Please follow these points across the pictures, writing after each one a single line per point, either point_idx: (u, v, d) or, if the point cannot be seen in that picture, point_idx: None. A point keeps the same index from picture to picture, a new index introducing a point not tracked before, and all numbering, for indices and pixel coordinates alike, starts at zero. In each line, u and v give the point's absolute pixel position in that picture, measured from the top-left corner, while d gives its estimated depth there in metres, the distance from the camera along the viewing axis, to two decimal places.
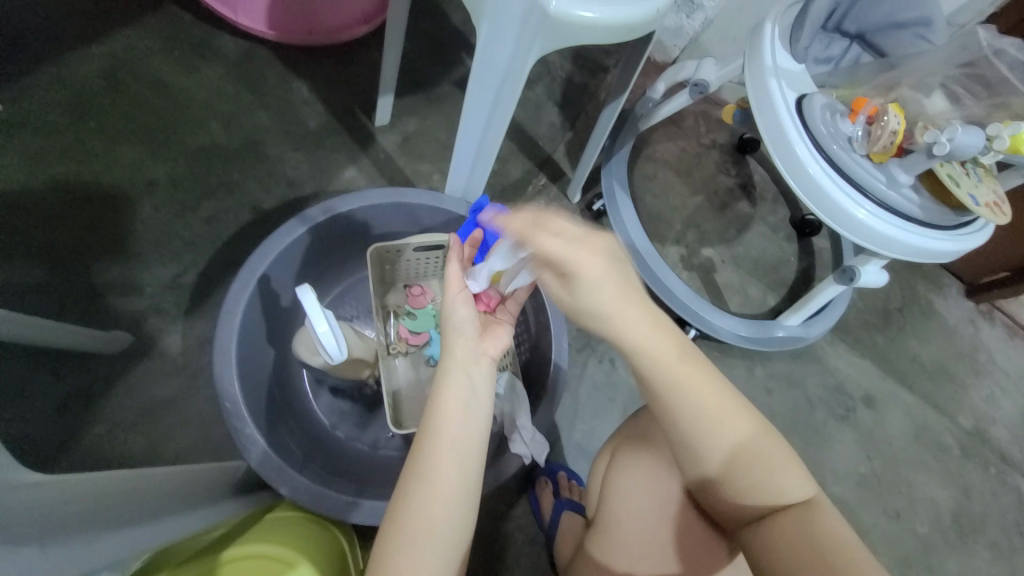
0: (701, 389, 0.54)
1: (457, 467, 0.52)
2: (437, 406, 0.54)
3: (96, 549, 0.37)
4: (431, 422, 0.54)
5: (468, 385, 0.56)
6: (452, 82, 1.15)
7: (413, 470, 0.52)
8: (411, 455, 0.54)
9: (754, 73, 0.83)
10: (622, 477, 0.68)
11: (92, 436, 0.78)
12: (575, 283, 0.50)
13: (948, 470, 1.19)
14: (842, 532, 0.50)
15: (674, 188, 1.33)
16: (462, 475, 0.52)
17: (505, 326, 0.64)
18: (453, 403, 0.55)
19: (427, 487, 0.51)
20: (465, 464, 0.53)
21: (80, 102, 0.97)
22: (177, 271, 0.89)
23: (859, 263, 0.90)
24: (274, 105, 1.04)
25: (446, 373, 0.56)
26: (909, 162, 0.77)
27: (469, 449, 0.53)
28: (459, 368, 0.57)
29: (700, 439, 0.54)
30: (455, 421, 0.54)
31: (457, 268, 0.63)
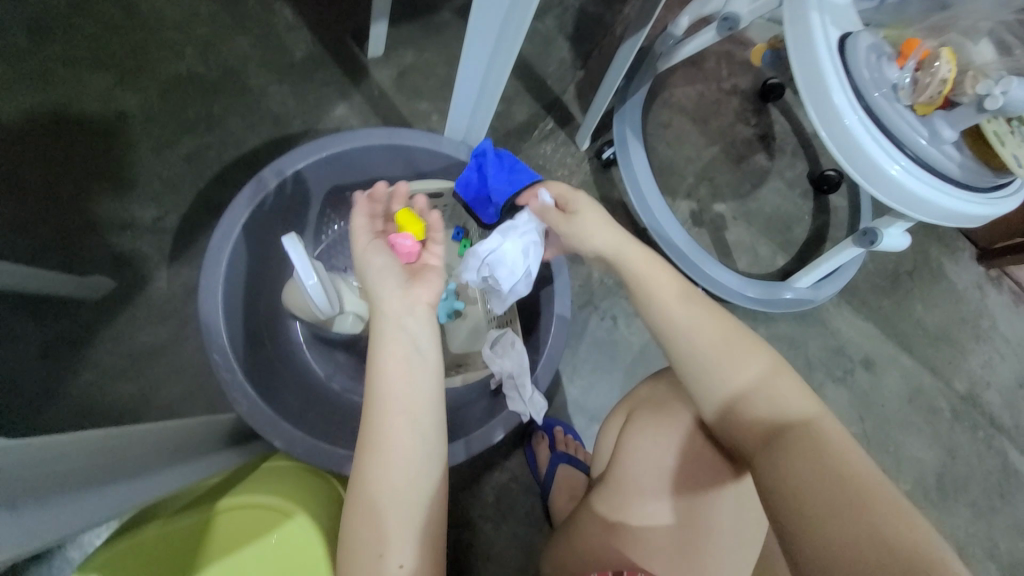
0: (712, 328, 0.58)
1: (406, 423, 0.50)
2: (376, 367, 0.52)
3: (57, 520, 0.35)
4: (375, 381, 0.51)
5: (408, 339, 0.53)
6: (453, 8, 1.03)
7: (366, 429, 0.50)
8: (365, 418, 0.51)
9: (795, 5, 0.73)
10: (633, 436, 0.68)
11: (82, 382, 0.77)
12: (575, 210, 0.68)
13: (937, 432, 1.21)
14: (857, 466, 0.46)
15: (689, 138, 1.24)
16: (414, 431, 0.50)
17: (436, 270, 0.62)
18: (396, 362, 0.52)
19: (379, 446, 0.49)
20: (407, 423, 0.50)
21: (39, 20, 0.87)
22: (158, 214, 0.84)
23: (882, 225, 0.85)
24: (256, 30, 0.94)
25: (382, 332, 0.54)
26: (956, 115, 0.70)
27: (420, 405, 0.51)
28: (399, 324, 0.54)
29: (715, 374, 0.56)
30: (399, 381, 0.51)
31: (362, 220, 0.64)
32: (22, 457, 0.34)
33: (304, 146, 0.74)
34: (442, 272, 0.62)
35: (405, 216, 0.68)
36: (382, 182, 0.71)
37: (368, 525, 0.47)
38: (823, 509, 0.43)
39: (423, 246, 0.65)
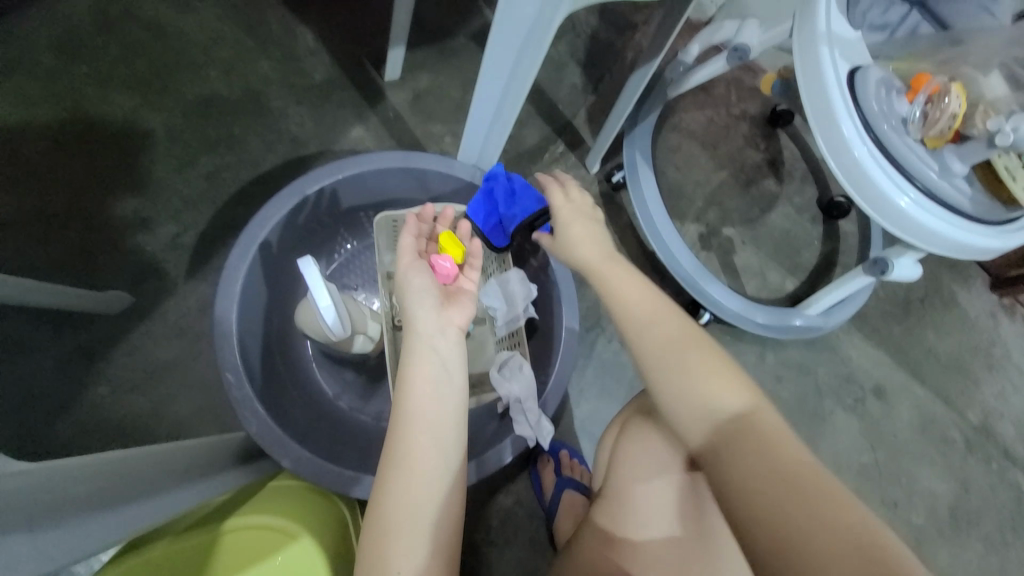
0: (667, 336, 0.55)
1: (432, 443, 0.50)
2: (406, 384, 0.53)
3: (69, 544, 0.35)
4: (404, 397, 0.53)
5: (437, 360, 0.55)
6: (468, 35, 1.06)
7: (391, 444, 0.51)
8: (389, 437, 0.51)
9: (804, 39, 0.74)
10: (626, 445, 0.68)
11: (95, 396, 0.78)
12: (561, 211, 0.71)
13: (951, 463, 1.19)
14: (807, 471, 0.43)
15: (698, 162, 1.25)
16: (439, 452, 0.50)
17: (470, 295, 0.63)
18: (424, 382, 0.53)
19: (404, 462, 0.49)
20: (433, 443, 0.50)
21: (71, 43, 0.90)
22: (177, 231, 0.86)
23: (893, 254, 0.85)
24: (277, 54, 0.97)
25: (413, 349, 0.55)
26: (965, 149, 0.71)
27: (446, 427, 0.51)
28: (430, 342, 0.56)
29: (676, 389, 0.52)
30: (426, 401, 0.52)
31: (411, 239, 0.66)
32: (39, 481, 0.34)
33: (321, 168, 0.76)
34: (474, 298, 0.64)
35: (447, 239, 0.72)
36: (430, 205, 0.75)
37: (382, 546, 0.46)
38: (779, 518, 0.41)
39: (460, 270, 0.68)
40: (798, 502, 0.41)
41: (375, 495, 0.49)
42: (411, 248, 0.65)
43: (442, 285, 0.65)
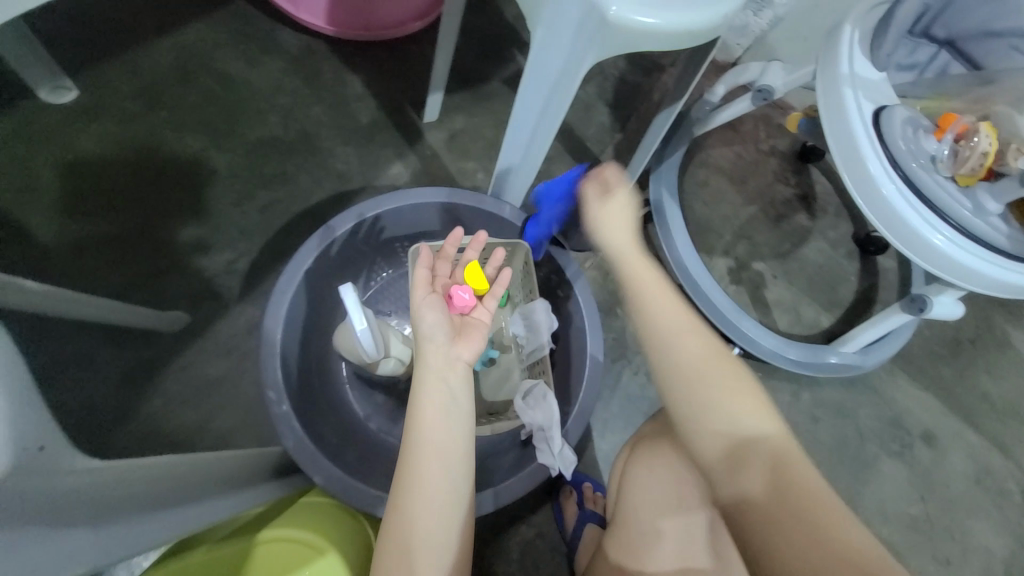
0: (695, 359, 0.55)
1: (441, 472, 0.52)
2: (416, 414, 0.54)
3: (128, 540, 0.38)
4: (413, 427, 0.54)
5: (446, 391, 0.56)
6: (502, 80, 1.14)
7: (403, 471, 0.52)
8: (401, 460, 0.54)
9: (827, 80, 0.76)
10: (636, 468, 0.68)
11: (150, 409, 0.84)
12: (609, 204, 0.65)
13: (1010, 518, 1.10)
14: (832, 507, 0.46)
15: (726, 196, 1.26)
16: (447, 481, 0.52)
17: (481, 329, 0.64)
18: (433, 411, 0.54)
19: (415, 490, 0.51)
20: (441, 472, 0.52)
21: (152, 91, 1.02)
22: (232, 258, 0.94)
23: (932, 292, 0.82)
24: (329, 100, 1.07)
25: (424, 379, 0.57)
26: (999, 188, 0.70)
27: (455, 456, 0.53)
28: (439, 373, 0.57)
29: (707, 422, 0.53)
30: (435, 432, 0.54)
31: (424, 272, 0.66)
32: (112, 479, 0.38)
33: (363, 203, 0.82)
34: (486, 332, 0.65)
35: (472, 271, 0.74)
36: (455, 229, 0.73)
37: (395, 565, 0.48)
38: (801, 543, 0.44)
39: (478, 302, 0.68)
40: (832, 549, 0.43)
41: (389, 513, 0.52)
42: (426, 282, 0.65)
43: (456, 317, 0.66)
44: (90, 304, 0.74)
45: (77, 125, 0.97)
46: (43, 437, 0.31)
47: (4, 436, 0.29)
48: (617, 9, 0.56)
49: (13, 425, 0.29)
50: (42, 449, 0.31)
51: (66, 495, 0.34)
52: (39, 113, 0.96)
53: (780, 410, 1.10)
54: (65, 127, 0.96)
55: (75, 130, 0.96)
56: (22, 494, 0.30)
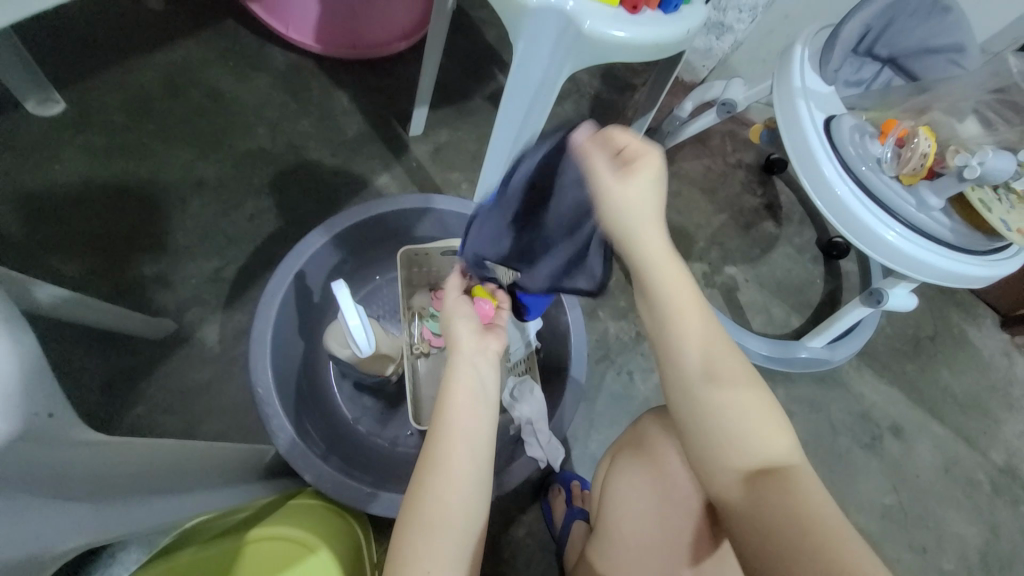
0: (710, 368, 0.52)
1: (468, 452, 0.54)
2: (445, 400, 0.57)
3: (127, 518, 0.39)
4: (442, 412, 0.56)
5: (476, 374, 0.59)
6: (485, 96, 1.20)
7: (427, 454, 0.54)
8: (425, 445, 0.55)
9: (783, 94, 0.84)
10: (619, 482, 0.70)
11: (133, 416, 0.83)
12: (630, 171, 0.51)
13: (977, 506, 1.16)
14: (838, 521, 0.44)
15: (698, 205, 1.33)
16: (471, 461, 0.53)
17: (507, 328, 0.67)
18: (462, 393, 0.57)
19: (438, 471, 0.52)
20: (465, 450, 0.54)
21: (141, 104, 1.03)
22: (219, 265, 0.95)
23: (887, 285, 0.88)
24: (317, 114, 1.10)
25: (456, 367, 0.60)
26: (940, 184, 0.77)
27: (479, 439, 0.55)
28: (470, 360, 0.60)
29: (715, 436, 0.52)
30: (465, 415, 0.56)
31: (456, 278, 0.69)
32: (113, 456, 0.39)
33: (353, 208, 0.85)
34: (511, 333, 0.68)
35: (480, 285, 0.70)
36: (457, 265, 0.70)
37: (415, 548, 0.49)
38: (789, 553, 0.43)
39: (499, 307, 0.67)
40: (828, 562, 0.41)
41: (408, 503, 0.52)
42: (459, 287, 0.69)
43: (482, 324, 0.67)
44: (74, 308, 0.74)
45: (64, 137, 0.97)
46: (52, 405, 0.33)
47: (15, 403, 0.31)
48: (591, 23, 0.62)
49: (24, 391, 0.31)
50: (52, 416, 0.33)
51: (70, 466, 0.35)
52: (24, 125, 0.97)
53: None
54: (50, 140, 0.97)
55: (61, 142, 0.97)
56: (34, 456, 0.32)
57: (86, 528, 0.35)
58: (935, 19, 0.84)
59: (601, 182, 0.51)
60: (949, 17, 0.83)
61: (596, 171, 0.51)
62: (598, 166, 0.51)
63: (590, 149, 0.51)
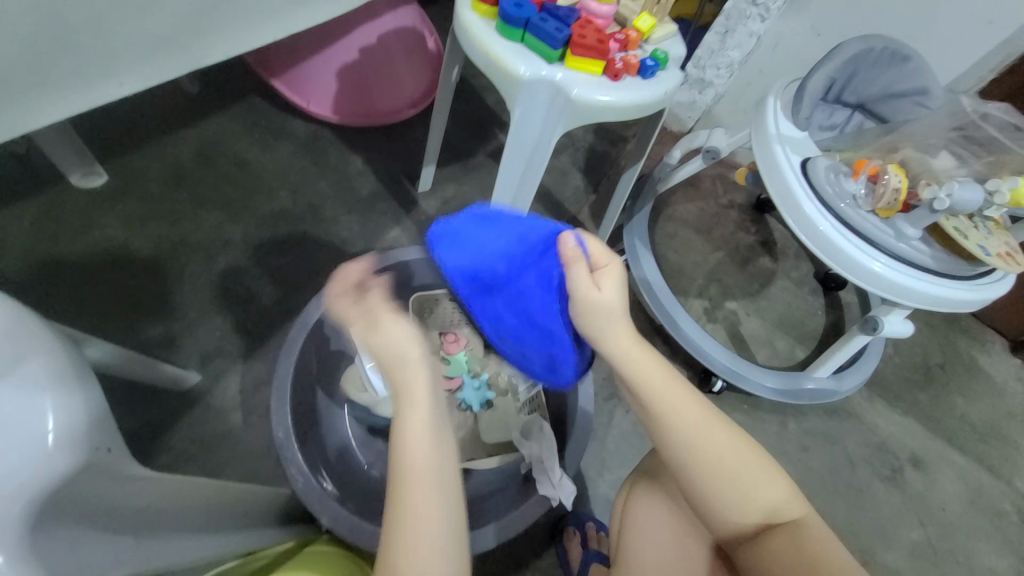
0: (708, 444, 0.53)
1: (439, 498, 0.45)
2: (399, 438, 0.48)
3: (165, 553, 0.41)
4: (399, 455, 0.47)
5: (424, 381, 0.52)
6: (487, 153, 1.30)
7: (392, 502, 0.45)
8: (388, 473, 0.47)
9: (760, 140, 0.91)
10: (638, 510, 0.68)
11: (156, 466, 0.86)
12: (602, 278, 0.59)
13: (1010, 539, 1.11)
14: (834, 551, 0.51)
15: (695, 245, 1.39)
16: (446, 510, 0.45)
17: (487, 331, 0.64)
18: (418, 401, 0.50)
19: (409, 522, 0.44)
20: (432, 491, 0.45)
21: (176, 174, 1.14)
22: (241, 318, 1.00)
23: (881, 313, 0.91)
24: (333, 176, 1.20)
25: (406, 407, 0.50)
26: (915, 216, 0.82)
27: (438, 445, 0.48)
28: (417, 391, 0.51)
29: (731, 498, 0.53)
30: (425, 458, 0.47)
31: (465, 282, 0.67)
32: (151, 494, 0.42)
33: (364, 260, 0.90)
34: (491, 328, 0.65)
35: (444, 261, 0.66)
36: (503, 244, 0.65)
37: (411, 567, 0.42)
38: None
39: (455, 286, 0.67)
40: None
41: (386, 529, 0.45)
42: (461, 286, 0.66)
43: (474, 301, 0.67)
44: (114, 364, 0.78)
45: (106, 206, 1.07)
46: (109, 441, 0.38)
47: (78, 439, 0.35)
48: (578, 90, 0.70)
49: (92, 427, 0.36)
50: (110, 450, 0.38)
51: (121, 498, 0.38)
52: (68, 196, 1.06)
53: (770, 441, 1.14)
54: (93, 209, 1.06)
55: (103, 210, 1.06)
56: (94, 487, 0.36)
57: (130, 561, 0.37)
58: (896, 68, 0.92)
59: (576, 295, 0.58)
60: (908, 65, 0.91)
61: (575, 281, 0.58)
62: (581, 276, 0.58)
63: (572, 258, 0.59)
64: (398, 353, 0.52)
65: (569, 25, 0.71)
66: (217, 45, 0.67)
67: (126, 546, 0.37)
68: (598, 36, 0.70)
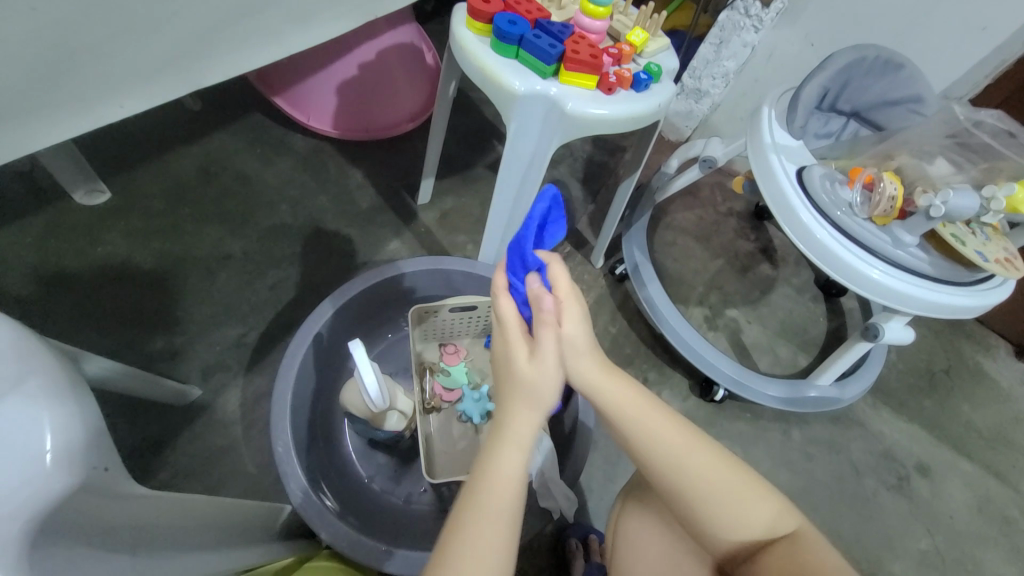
0: (686, 454, 0.54)
1: (506, 537, 0.48)
2: (491, 469, 0.51)
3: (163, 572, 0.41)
4: (485, 483, 0.51)
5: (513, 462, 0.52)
6: (485, 165, 1.31)
7: (462, 526, 0.48)
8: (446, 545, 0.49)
9: (755, 150, 0.92)
10: (630, 527, 0.68)
11: (156, 482, 0.86)
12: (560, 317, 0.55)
13: (1021, 548, 1.10)
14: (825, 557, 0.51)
15: (694, 253, 1.39)
16: (506, 549, 0.48)
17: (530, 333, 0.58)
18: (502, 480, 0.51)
19: (474, 551, 0.47)
20: (503, 527, 0.49)
21: (178, 190, 1.15)
22: (242, 332, 1.01)
23: (882, 319, 0.91)
24: (334, 190, 1.21)
25: (504, 441, 0.53)
26: (911, 223, 0.81)
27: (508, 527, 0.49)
28: (522, 431, 0.53)
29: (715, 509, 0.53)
30: (503, 495, 0.50)
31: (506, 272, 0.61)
32: (148, 513, 0.42)
33: (364, 273, 0.91)
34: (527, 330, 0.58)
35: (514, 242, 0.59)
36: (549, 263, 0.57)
37: None
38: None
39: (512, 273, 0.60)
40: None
41: None
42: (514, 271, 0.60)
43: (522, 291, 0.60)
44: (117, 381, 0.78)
45: (109, 222, 1.08)
46: (108, 460, 0.38)
47: (76, 458, 0.35)
48: (573, 104, 0.71)
49: (90, 446, 0.36)
50: (109, 469, 0.38)
51: (118, 517, 0.39)
52: (72, 213, 1.07)
53: (774, 449, 1.13)
54: (96, 225, 1.07)
55: (106, 226, 1.07)
56: (92, 507, 0.36)
57: None
58: (890, 76, 0.93)
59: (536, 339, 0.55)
60: (902, 73, 0.93)
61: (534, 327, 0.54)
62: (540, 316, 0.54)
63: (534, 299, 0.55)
64: (527, 386, 0.54)
65: (563, 41, 0.72)
66: (217, 65, 0.69)
67: (124, 565, 0.37)
68: (591, 52, 0.71)
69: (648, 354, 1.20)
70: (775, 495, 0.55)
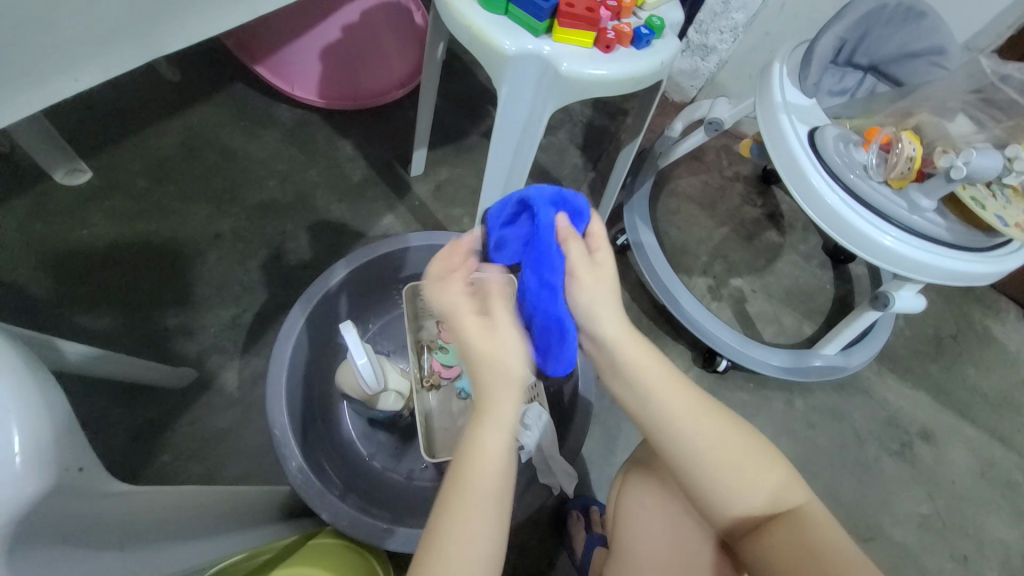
0: (698, 425, 0.54)
1: (491, 500, 0.49)
2: (476, 450, 0.51)
3: (155, 560, 0.41)
4: (468, 464, 0.50)
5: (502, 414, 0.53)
6: (479, 133, 1.25)
7: (456, 483, 0.49)
8: (446, 487, 0.50)
9: (765, 110, 0.86)
10: (635, 497, 0.67)
11: (159, 463, 0.87)
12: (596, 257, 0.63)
13: (1019, 509, 1.10)
14: (831, 535, 0.50)
15: (698, 221, 1.34)
16: (496, 524, 0.48)
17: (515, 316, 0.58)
18: (493, 434, 0.52)
19: (461, 536, 0.46)
20: (488, 509, 0.48)
21: (162, 168, 1.11)
22: (236, 313, 0.99)
23: (892, 288, 0.88)
24: (323, 163, 1.17)
25: (485, 422, 0.53)
26: (929, 186, 0.77)
27: (493, 474, 0.50)
28: (504, 408, 0.54)
29: (724, 485, 0.53)
30: (489, 476, 0.50)
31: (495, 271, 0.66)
32: (131, 506, 0.41)
33: (359, 249, 0.88)
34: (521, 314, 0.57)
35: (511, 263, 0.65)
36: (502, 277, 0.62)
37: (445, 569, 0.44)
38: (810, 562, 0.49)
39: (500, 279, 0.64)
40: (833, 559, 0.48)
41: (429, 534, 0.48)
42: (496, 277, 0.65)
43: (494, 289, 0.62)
44: (117, 364, 0.77)
45: (94, 202, 1.05)
46: (82, 459, 0.37)
47: (47, 460, 0.33)
48: (568, 64, 0.66)
49: (59, 447, 0.35)
50: (82, 469, 0.37)
51: (99, 515, 0.38)
52: (55, 194, 1.04)
53: (776, 419, 1.12)
54: (80, 208, 1.04)
55: (92, 207, 1.04)
56: (70, 508, 0.35)
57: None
58: (911, 25, 0.86)
59: (577, 271, 0.60)
60: (925, 21, 0.85)
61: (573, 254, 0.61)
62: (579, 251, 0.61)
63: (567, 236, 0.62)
64: (498, 364, 0.55)
65: None
66: (180, 30, 0.63)
67: (111, 560, 0.37)
68: (587, 5, 0.65)
69: (650, 326, 1.18)
70: (786, 472, 0.55)
